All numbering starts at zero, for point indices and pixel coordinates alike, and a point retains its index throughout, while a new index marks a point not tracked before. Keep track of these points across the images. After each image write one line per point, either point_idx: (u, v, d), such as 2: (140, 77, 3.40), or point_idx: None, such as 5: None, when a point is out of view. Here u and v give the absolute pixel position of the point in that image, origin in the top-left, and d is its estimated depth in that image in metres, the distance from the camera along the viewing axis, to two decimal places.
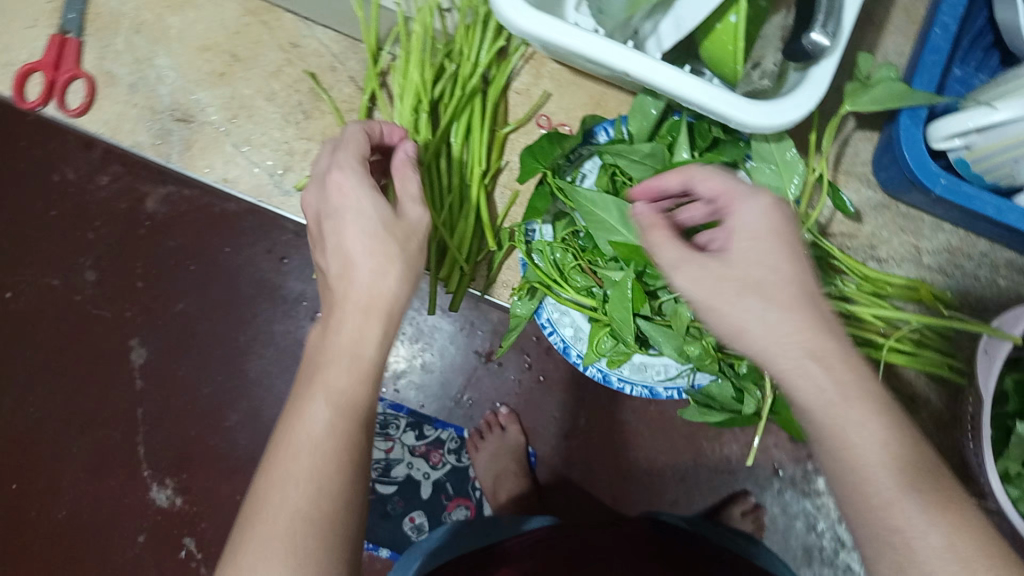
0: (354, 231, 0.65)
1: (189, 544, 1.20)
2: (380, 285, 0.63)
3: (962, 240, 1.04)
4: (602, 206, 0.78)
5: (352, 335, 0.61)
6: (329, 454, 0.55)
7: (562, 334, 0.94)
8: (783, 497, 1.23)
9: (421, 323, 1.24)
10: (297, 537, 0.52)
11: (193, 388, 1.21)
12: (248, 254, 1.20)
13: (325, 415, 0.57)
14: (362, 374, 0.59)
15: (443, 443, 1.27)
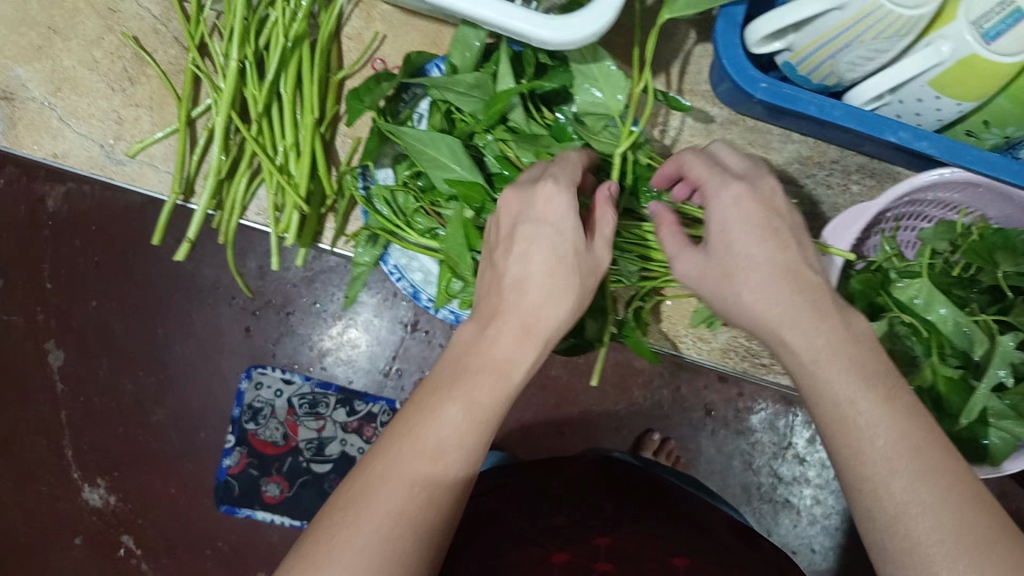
0: (507, 301, 0.61)
1: (128, 541, 1.19)
2: (554, 313, 0.62)
3: (814, 148, 0.96)
4: (431, 143, 0.68)
5: (517, 352, 0.60)
6: (450, 461, 0.57)
7: (410, 279, 0.80)
8: (716, 436, 1.25)
9: (342, 301, 1.20)
10: (385, 546, 0.53)
11: (115, 387, 1.19)
12: (156, 246, 1.17)
13: (462, 419, 0.58)
14: (459, 467, 0.57)
15: (374, 418, 1.22)
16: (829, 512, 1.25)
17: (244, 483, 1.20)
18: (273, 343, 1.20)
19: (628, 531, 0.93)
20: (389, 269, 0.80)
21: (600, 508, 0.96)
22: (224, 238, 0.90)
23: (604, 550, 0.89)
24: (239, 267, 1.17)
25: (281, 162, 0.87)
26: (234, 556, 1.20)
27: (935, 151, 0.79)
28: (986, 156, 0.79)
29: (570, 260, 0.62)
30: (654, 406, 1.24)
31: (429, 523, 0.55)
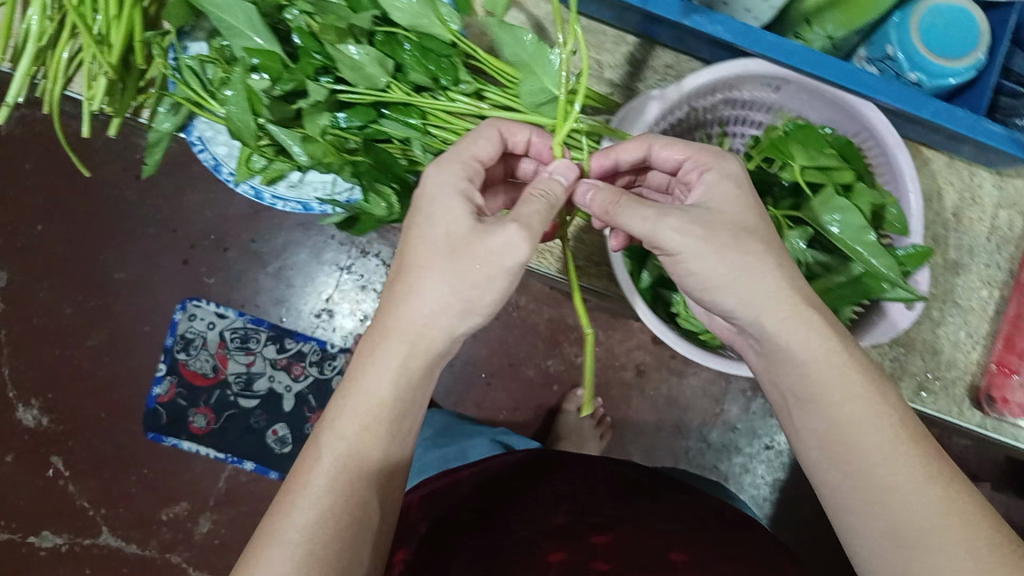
0: (423, 267, 0.54)
1: (57, 463, 1.21)
2: (430, 301, 0.54)
3: (643, 50, 0.88)
4: (229, 8, 0.53)
5: (445, 323, 0.54)
6: (371, 439, 0.53)
7: (213, 151, 0.71)
8: (648, 395, 1.23)
9: (281, 241, 1.22)
10: (316, 539, 0.50)
11: (56, 310, 1.21)
12: (105, 175, 1.19)
13: (390, 390, 0.54)
14: (393, 402, 0.54)
15: (304, 357, 1.24)
16: (758, 482, 1.22)
17: (172, 412, 1.22)
18: (211, 275, 1.22)
19: (630, 527, 0.84)
20: (190, 139, 0.71)
21: (600, 508, 0.88)
22: (47, 114, 0.77)
23: (601, 551, 0.80)
24: (183, 201, 1.20)
25: (99, 33, 0.72)
26: (159, 482, 1.22)
27: (729, 38, 0.75)
28: (805, 55, 0.74)
29: (510, 231, 0.53)
30: (583, 365, 1.24)
31: (370, 499, 0.53)
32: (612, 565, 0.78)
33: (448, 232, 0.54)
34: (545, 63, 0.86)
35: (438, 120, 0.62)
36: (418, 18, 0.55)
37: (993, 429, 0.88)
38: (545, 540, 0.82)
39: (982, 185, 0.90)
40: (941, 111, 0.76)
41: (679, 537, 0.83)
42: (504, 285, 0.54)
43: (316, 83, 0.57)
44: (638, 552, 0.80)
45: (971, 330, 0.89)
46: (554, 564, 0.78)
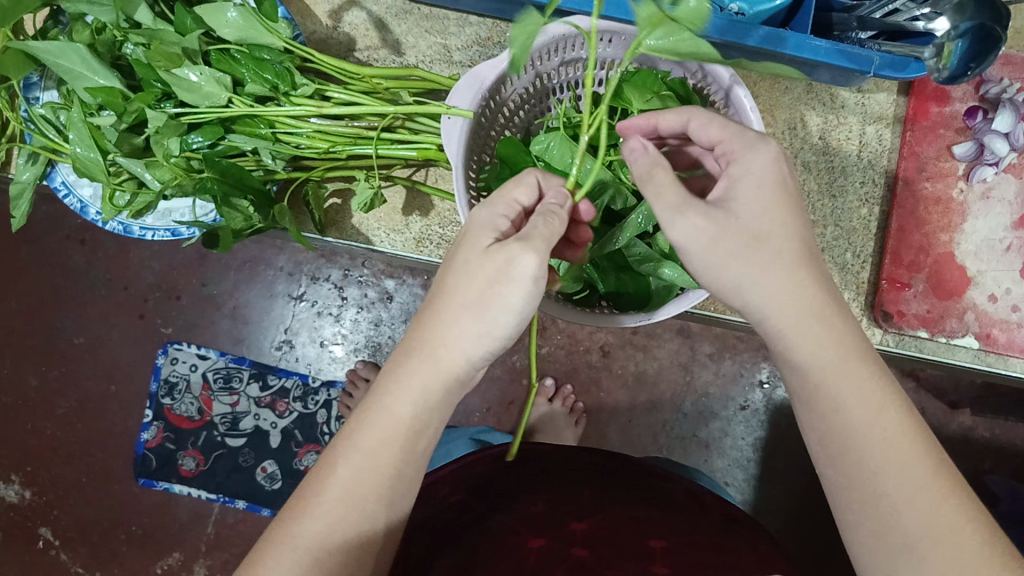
0: (453, 295, 0.48)
1: (46, 533, 1.16)
2: (453, 338, 0.48)
3: (492, 29, 0.81)
4: (63, 53, 0.57)
5: (468, 347, 0.48)
6: (387, 459, 0.48)
7: (79, 194, 0.72)
8: (639, 369, 1.10)
9: (232, 281, 1.13)
10: (325, 545, 0.47)
11: (21, 384, 1.16)
12: (45, 239, 1.13)
13: (410, 411, 0.48)
14: (417, 422, 0.49)
15: (288, 392, 1.14)
16: (739, 445, 1.09)
17: (161, 457, 1.15)
18: (169, 322, 1.14)
19: (612, 513, 0.67)
20: (55, 185, 0.72)
21: (576, 492, 0.68)
22: None
23: (579, 536, 0.65)
24: (124, 254, 1.13)
25: None
26: (148, 541, 1.15)
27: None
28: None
29: (529, 254, 0.47)
30: (550, 355, 1.11)
31: (380, 514, 0.49)
32: (592, 551, 0.63)
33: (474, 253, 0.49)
34: (389, 58, 0.81)
35: (286, 127, 0.65)
36: (246, 30, 0.60)
37: (895, 345, 0.84)
38: (523, 528, 0.66)
39: (844, 104, 0.82)
40: (763, 36, 0.65)
41: (655, 517, 0.66)
42: (527, 305, 0.47)
43: (157, 110, 0.60)
44: (617, 539, 0.64)
45: (857, 250, 0.83)
46: (531, 555, 0.63)
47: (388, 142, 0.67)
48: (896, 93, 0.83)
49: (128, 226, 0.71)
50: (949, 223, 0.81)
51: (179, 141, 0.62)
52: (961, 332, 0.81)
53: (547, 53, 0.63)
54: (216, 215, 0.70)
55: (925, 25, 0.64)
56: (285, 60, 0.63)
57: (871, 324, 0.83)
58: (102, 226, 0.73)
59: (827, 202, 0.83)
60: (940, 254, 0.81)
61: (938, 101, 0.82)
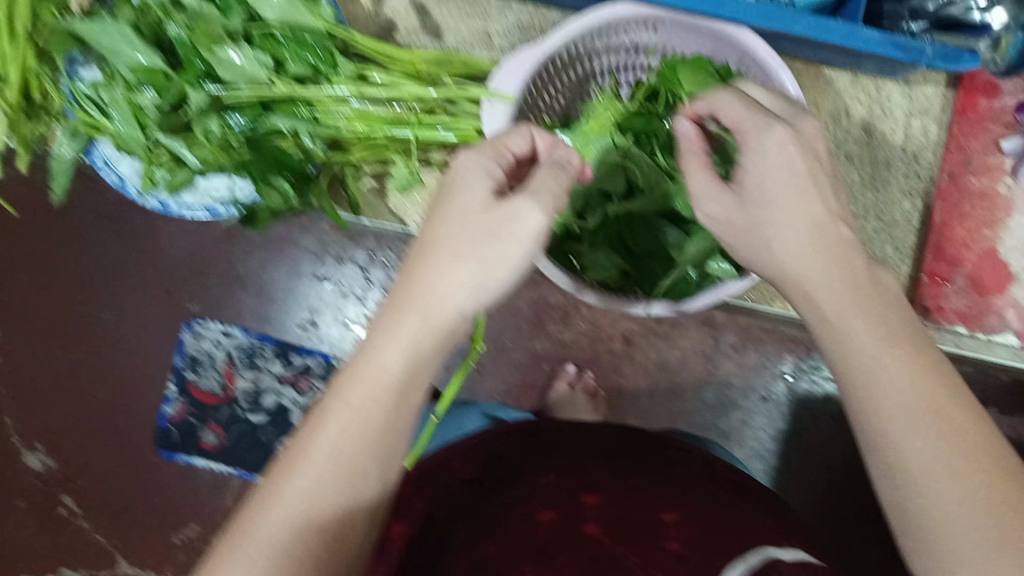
0: (441, 244, 0.48)
1: (69, 502, 1.17)
2: (446, 288, 0.47)
3: (532, 11, 0.81)
4: (103, 29, 0.58)
5: (456, 296, 0.47)
6: (377, 413, 0.45)
7: (116, 168, 0.73)
8: (663, 358, 1.09)
9: (258, 258, 1.13)
10: (315, 501, 0.43)
11: (49, 356, 1.17)
12: (75, 214, 1.14)
13: (399, 363, 0.46)
14: (404, 379, 0.46)
15: (310, 371, 1.14)
16: (760, 436, 1.09)
17: (184, 431, 1.15)
18: (197, 296, 1.14)
19: (624, 487, 0.64)
20: (93, 158, 0.73)
21: (590, 466, 0.67)
22: None
23: (593, 512, 0.60)
24: (152, 230, 1.13)
25: None
26: (168, 513, 1.16)
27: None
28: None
29: (533, 210, 0.49)
30: (573, 341, 1.10)
31: (373, 472, 0.45)
32: (607, 529, 0.58)
33: (471, 205, 0.49)
34: (427, 39, 0.81)
35: (324, 108, 0.65)
36: (289, 10, 0.60)
37: (930, 341, 0.83)
38: (536, 501, 0.63)
39: (890, 96, 0.81)
40: (814, 25, 0.64)
41: (671, 493, 0.63)
42: (522, 258, 0.49)
43: (197, 89, 0.61)
44: (631, 513, 0.60)
45: (898, 245, 0.82)
46: (542, 524, 0.59)
47: (426, 125, 0.67)
48: (944, 87, 0.81)
49: (163, 201, 0.72)
50: (993, 219, 0.81)
51: (218, 120, 0.62)
52: (1001, 328, 0.81)
53: (590, 34, 0.64)
54: (252, 195, 0.71)
55: (979, 16, 0.66)
56: (325, 39, 0.62)
57: None
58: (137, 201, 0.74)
59: (869, 193, 0.81)
60: (983, 249, 0.81)
61: (986, 95, 0.80)
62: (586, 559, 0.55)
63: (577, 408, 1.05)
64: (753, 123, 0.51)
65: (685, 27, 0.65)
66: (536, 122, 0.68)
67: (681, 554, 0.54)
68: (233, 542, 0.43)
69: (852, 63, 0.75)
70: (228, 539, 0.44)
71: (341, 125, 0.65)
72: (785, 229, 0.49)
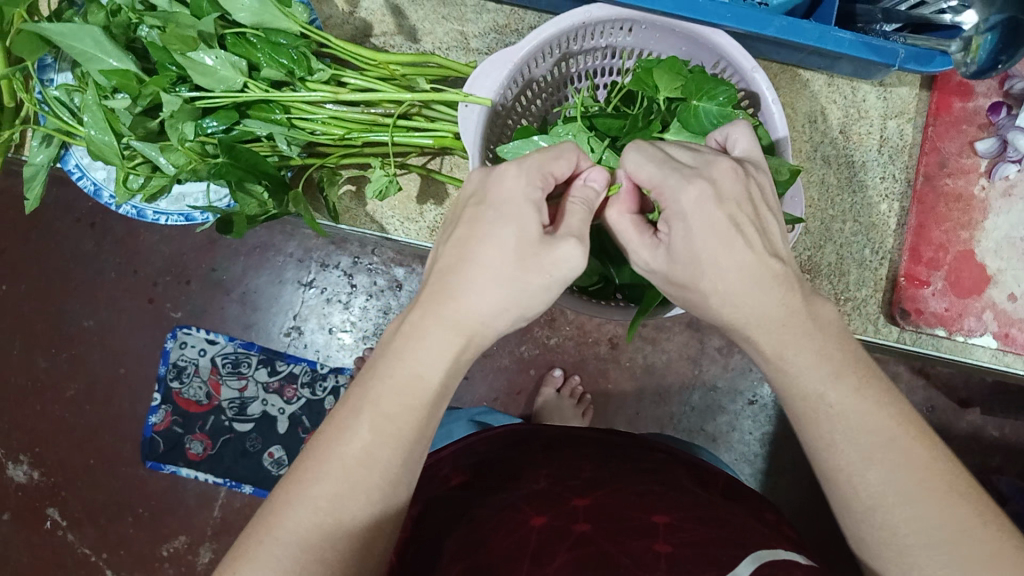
0: (484, 267, 0.47)
1: (53, 514, 1.16)
2: (488, 313, 0.47)
3: (510, 16, 0.81)
4: (75, 35, 0.57)
5: (494, 322, 0.48)
6: (410, 425, 0.45)
7: (92, 176, 0.72)
8: (648, 362, 1.09)
9: (240, 266, 1.13)
10: (346, 510, 0.44)
11: (31, 367, 1.16)
12: (56, 225, 1.13)
13: (437, 378, 0.46)
14: (441, 391, 0.47)
15: (296, 378, 1.13)
16: (746, 439, 1.09)
17: (169, 441, 1.15)
18: (180, 305, 1.14)
19: (612, 487, 0.64)
20: (69, 166, 0.72)
21: (576, 470, 0.68)
22: None
23: (583, 512, 0.60)
24: (133, 239, 1.13)
25: None
26: (154, 523, 1.15)
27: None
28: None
29: (578, 252, 0.48)
30: (558, 345, 1.10)
31: (400, 479, 0.46)
32: (596, 524, 0.58)
33: (520, 232, 0.48)
34: (405, 45, 0.81)
35: (301, 113, 0.65)
36: (262, 13, 0.59)
37: (912, 342, 0.83)
38: (525, 505, 0.63)
39: (866, 98, 0.81)
40: (785, 26, 0.65)
41: (659, 492, 0.63)
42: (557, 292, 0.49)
43: (171, 94, 0.60)
44: (620, 512, 0.60)
45: (876, 247, 0.83)
46: (534, 529, 0.59)
47: (405, 130, 0.67)
48: (919, 88, 0.82)
49: (142, 210, 0.71)
50: (970, 221, 0.81)
51: (194, 126, 0.62)
52: (980, 330, 0.80)
53: (565, 38, 0.64)
54: (231, 201, 0.71)
55: (951, 18, 0.65)
56: (300, 44, 0.62)
57: (886, 320, 0.83)
58: (115, 209, 0.73)
59: (846, 196, 0.82)
60: (960, 251, 0.81)
61: (961, 97, 0.81)
62: (574, 559, 0.54)
63: (564, 413, 1.05)
64: (665, 183, 0.49)
65: (658, 30, 0.66)
66: (514, 125, 0.68)
67: (669, 553, 0.53)
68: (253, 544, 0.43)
69: (827, 65, 0.76)
70: (246, 541, 0.43)
71: (319, 130, 0.65)
72: (721, 274, 0.47)
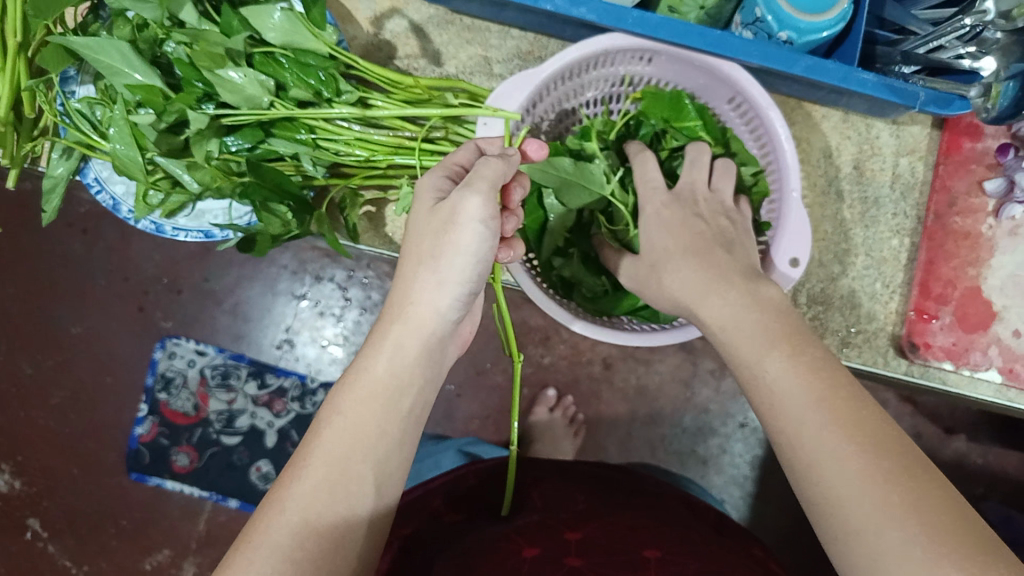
0: (409, 257, 0.55)
1: (34, 524, 1.14)
2: (424, 294, 0.54)
3: (533, 42, 0.81)
4: (102, 48, 0.57)
5: (428, 296, 0.54)
6: (369, 417, 0.51)
7: (112, 190, 0.72)
8: (642, 383, 1.10)
9: (234, 276, 1.12)
10: (312, 506, 0.47)
11: (17, 374, 1.14)
12: (47, 230, 1.11)
13: (385, 368, 0.53)
14: (394, 381, 0.53)
15: (285, 392, 1.13)
16: (736, 462, 1.09)
17: (154, 452, 1.13)
18: (173, 314, 1.13)
19: (605, 521, 0.65)
20: (89, 180, 0.72)
21: (571, 502, 0.68)
22: None
23: (575, 546, 0.61)
24: (124, 247, 1.11)
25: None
26: (138, 535, 1.13)
27: (596, 17, 0.65)
28: (673, 24, 0.64)
29: (474, 198, 0.53)
30: (552, 364, 1.10)
31: (368, 476, 0.50)
32: (587, 561, 0.59)
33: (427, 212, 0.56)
34: (429, 68, 0.81)
35: (326, 134, 0.65)
36: (291, 34, 0.60)
37: (919, 375, 0.84)
38: (516, 536, 0.63)
39: (879, 135, 0.84)
40: (811, 65, 0.66)
41: (653, 528, 0.64)
42: (482, 254, 0.54)
43: (197, 112, 0.60)
44: (612, 544, 0.61)
45: (887, 280, 0.85)
46: (526, 562, 0.59)
47: (429, 154, 0.67)
48: (930, 127, 0.84)
49: (161, 226, 0.71)
50: (977, 258, 0.82)
51: (218, 143, 0.62)
52: (985, 365, 0.82)
53: (588, 62, 0.67)
54: (252, 219, 0.71)
55: (970, 63, 0.67)
56: (328, 65, 0.62)
57: (896, 354, 0.85)
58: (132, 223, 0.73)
59: (859, 230, 0.85)
60: (968, 287, 0.82)
61: (971, 137, 0.83)
62: None
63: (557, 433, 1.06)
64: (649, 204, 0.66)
65: (680, 63, 0.69)
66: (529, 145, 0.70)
67: None
68: (236, 550, 0.46)
69: (840, 101, 0.77)
70: (233, 549, 0.47)
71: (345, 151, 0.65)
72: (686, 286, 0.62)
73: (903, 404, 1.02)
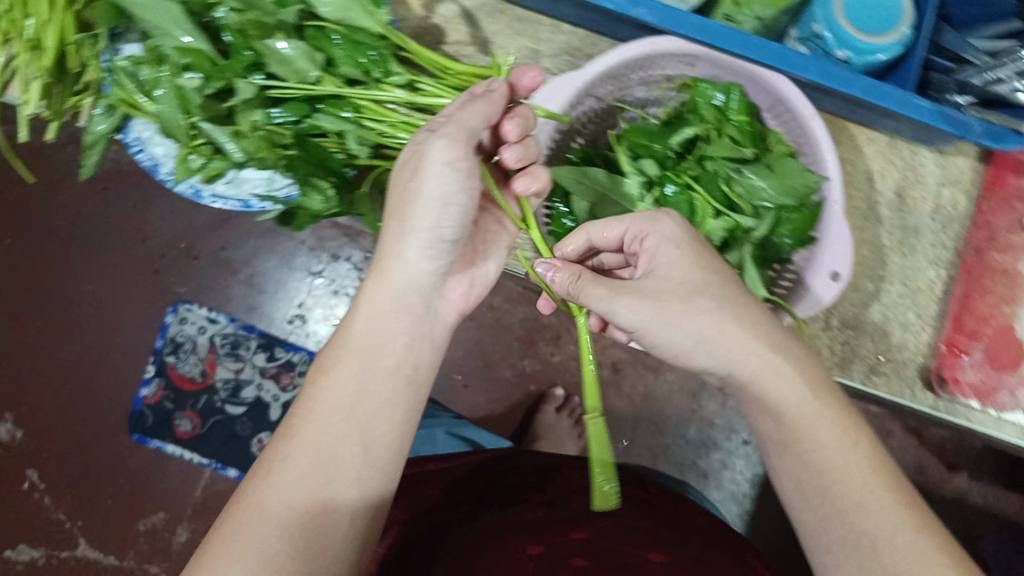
0: (388, 226, 0.58)
1: (32, 476, 1.12)
2: (404, 259, 0.58)
3: (583, 40, 0.81)
4: (152, 7, 0.57)
5: (407, 263, 0.58)
6: (351, 382, 0.54)
7: (152, 152, 0.72)
8: (650, 391, 1.09)
9: (252, 247, 1.12)
10: (303, 474, 0.50)
11: (29, 325, 1.14)
12: (71, 185, 1.12)
13: (363, 334, 0.56)
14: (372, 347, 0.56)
15: (294, 366, 1.12)
16: (737, 479, 1.09)
17: (158, 415, 1.13)
18: (190, 278, 1.13)
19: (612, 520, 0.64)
20: (130, 140, 0.72)
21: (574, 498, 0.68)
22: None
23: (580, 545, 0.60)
24: (145, 209, 1.12)
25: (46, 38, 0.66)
26: (134, 496, 1.12)
27: (655, 19, 0.67)
28: (740, 35, 0.66)
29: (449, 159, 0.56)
30: (561, 364, 1.10)
31: (356, 445, 0.52)
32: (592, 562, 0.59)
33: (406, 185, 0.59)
34: (477, 56, 0.81)
35: (373, 113, 0.65)
36: (345, 9, 0.59)
37: (946, 412, 0.81)
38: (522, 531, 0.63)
39: (924, 163, 0.85)
40: (868, 86, 0.67)
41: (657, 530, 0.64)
42: (458, 219, 0.58)
43: (244, 81, 0.61)
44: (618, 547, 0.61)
45: (920, 311, 0.84)
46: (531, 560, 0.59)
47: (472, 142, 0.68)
48: (976, 159, 0.86)
49: (201, 190, 0.71)
50: (1011, 296, 0.82)
51: (263, 113, 0.63)
52: (1012, 406, 0.79)
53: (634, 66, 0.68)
54: (292, 191, 0.71)
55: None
56: (380, 43, 0.62)
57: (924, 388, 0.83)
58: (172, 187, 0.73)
59: (896, 257, 0.85)
60: (1000, 325, 0.81)
61: (1017, 172, 0.83)
62: None
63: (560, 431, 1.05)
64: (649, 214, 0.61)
65: (722, 70, 0.69)
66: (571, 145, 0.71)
67: None
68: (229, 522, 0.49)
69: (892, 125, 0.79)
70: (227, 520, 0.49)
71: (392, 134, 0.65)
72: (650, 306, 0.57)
73: (907, 436, 1.02)
